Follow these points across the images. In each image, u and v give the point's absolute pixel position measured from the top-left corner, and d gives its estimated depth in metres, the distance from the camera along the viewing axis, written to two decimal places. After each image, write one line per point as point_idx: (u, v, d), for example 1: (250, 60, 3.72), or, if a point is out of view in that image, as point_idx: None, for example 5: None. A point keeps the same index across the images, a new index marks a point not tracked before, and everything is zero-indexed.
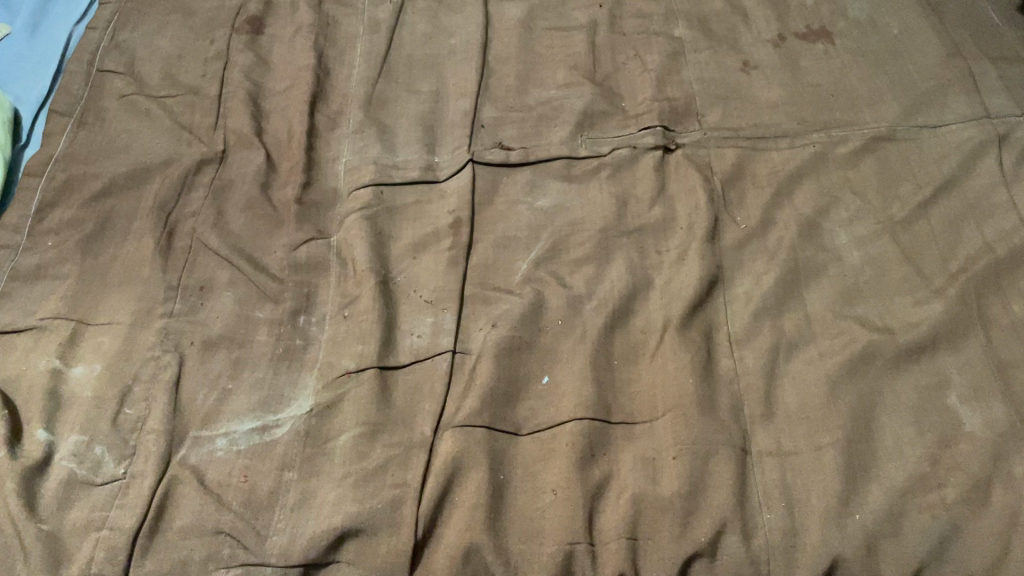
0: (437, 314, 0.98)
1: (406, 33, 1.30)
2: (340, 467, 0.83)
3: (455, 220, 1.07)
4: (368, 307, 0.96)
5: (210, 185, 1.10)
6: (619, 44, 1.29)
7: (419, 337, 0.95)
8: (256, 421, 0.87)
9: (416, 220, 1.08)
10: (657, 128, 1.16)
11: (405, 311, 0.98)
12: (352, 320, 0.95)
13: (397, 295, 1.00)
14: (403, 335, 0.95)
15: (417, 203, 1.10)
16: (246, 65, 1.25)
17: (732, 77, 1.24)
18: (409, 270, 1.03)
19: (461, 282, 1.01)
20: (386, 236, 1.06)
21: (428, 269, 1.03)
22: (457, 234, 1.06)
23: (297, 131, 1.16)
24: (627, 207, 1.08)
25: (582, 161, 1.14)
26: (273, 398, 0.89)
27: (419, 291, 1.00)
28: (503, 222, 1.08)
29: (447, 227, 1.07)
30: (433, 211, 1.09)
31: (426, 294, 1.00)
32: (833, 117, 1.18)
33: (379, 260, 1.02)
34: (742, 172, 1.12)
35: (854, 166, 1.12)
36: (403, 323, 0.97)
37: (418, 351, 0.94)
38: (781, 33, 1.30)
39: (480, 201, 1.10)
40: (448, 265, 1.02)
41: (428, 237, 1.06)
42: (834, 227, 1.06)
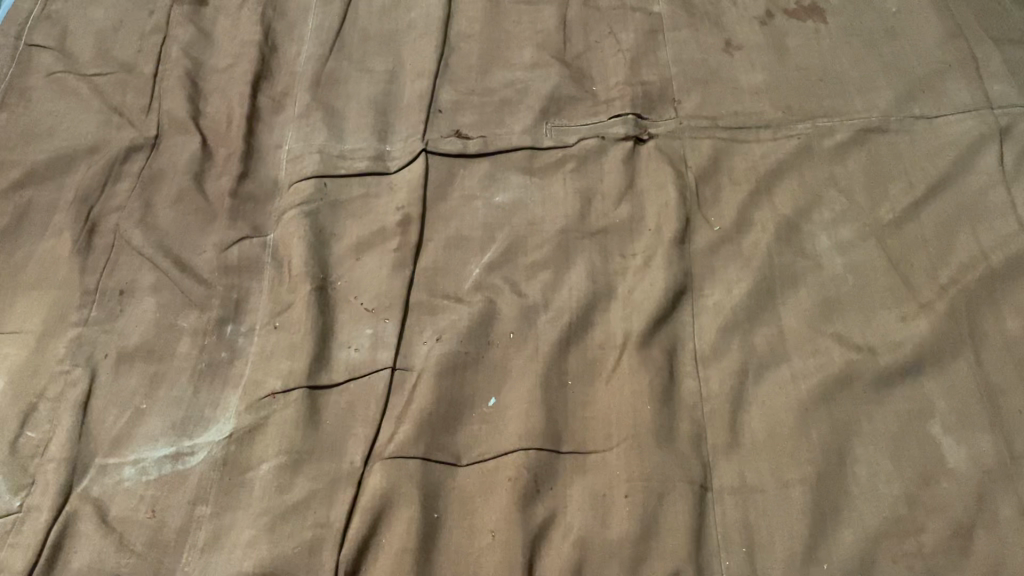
0: (378, 324, 0.89)
1: (362, 5, 1.20)
2: (259, 504, 0.76)
3: (404, 218, 0.98)
4: (301, 318, 0.88)
5: (139, 175, 1.01)
6: (592, 20, 1.19)
7: (356, 351, 0.87)
8: (170, 446, 0.80)
9: (362, 217, 0.99)
10: (629, 117, 1.07)
11: (343, 320, 0.90)
12: (284, 332, 0.87)
13: (336, 302, 0.91)
14: (340, 347, 0.87)
15: (365, 197, 1.01)
16: (186, 39, 1.15)
17: (714, 58, 1.14)
18: (352, 274, 0.94)
19: (407, 288, 0.92)
20: (328, 234, 0.98)
21: (372, 272, 0.94)
22: (405, 234, 0.97)
23: (236, 115, 1.07)
24: (592, 204, 1.00)
25: (545, 151, 1.05)
26: (190, 419, 0.82)
27: (360, 298, 0.92)
28: (456, 220, 0.99)
29: (395, 226, 0.98)
30: (381, 207, 1.00)
31: (367, 302, 0.91)
32: (820, 105, 1.08)
33: (318, 264, 0.94)
34: (719, 167, 1.03)
35: (841, 160, 1.03)
36: (341, 334, 0.89)
37: (354, 367, 0.86)
38: (769, 8, 1.20)
39: (432, 196, 1.01)
40: (394, 269, 0.94)
41: (374, 236, 0.97)
42: (816, 230, 0.97)
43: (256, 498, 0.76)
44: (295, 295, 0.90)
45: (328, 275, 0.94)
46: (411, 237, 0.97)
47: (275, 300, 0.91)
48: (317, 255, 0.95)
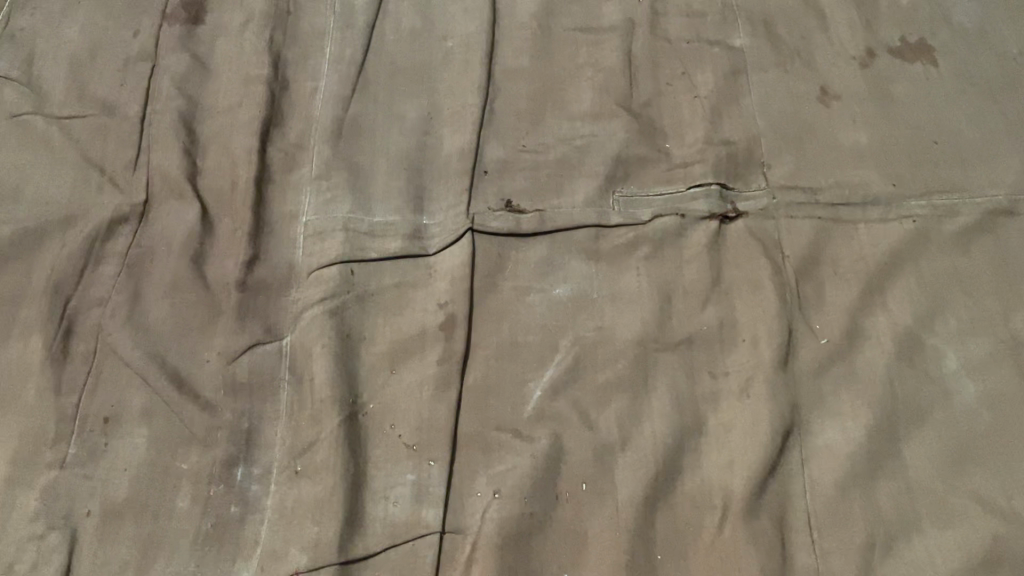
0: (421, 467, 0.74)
1: (388, 30, 1.00)
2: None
3: (447, 320, 0.82)
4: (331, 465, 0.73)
5: (125, 255, 0.83)
6: (662, 55, 1.00)
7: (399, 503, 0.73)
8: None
9: (396, 314, 0.83)
10: (712, 188, 0.91)
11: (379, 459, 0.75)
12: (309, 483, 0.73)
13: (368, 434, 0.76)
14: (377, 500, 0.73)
15: (399, 288, 0.84)
16: (178, 70, 0.95)
17: (808, 109, 0.96)
18: (386, 391, 0.78)
19: (454, 415, 0.77)
20: (355, 336, 0.81)
21: (413, 391, 0.78)
22: (450, 340, 0.80)
23: (242, 176, 0.88)
24: (672, 304, 0.83)
25: (613, 231, 0.88)
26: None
27: (399, 427, 0.76)
28: (511, 319, 0.83)
29: (437, 329, 0.81)
30: (419, 301, 0.83)
31: (407, 434, 0.76)
32: (937, 177, 0.91)
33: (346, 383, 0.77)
34: (821, 255, 0.86)
35: (966, 251, 0.87)
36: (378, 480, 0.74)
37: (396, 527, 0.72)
38: (870, 44, 1.01)
39: (480, 287, 0.84)
40: (438, 388, 0.78)
41: (410, 340, 0.81)
42: (941, 345, 0.81)
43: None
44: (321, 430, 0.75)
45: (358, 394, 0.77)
46: (457, 345, 0.80)
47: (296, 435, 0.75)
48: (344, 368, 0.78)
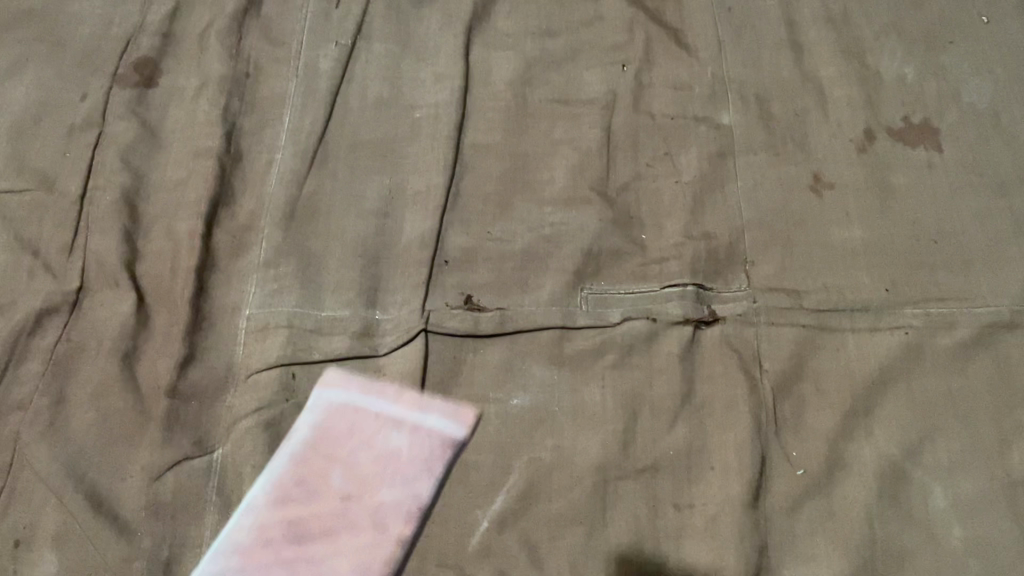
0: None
1: (353, 98, 0.95)
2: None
3: (389, 451, 0.76)
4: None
5: (53, 351, 0.78)
6: (644, 132, 0.93)
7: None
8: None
9: (328, 438, 0.76)
10: (688, 289, 0.84)
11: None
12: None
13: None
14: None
15: (333, 412, 0.77)
16: (125, 140, 0.89)
17: (798, 199, 0.89)
18: (313, 531, 0.72)
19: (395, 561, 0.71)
20: (278, 473, 0.74)
21: (348, 525, 0.72)
22: (391, 473, 0.75)
23: (184, 264, 0.83)
24: (638, 422, 0.77)
25: (579, 333, 0.82)
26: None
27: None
28: (452, 439, 0.76)
29: (375, 461, 0.75)
30: (358, 426, 0.77)
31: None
32: (934, 282, 0.84)
33: (267, 532, 0.71)
34: (803, 370, 0.79)
35: (961, 369, 0.79)
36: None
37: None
38: (869, 126, 0.93)
39: (419, 408, 0.77)
40: (377, 529, 0.72)
41: (346, 472, 0.74)
42: (927, 480, 0.74)
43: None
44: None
45: (278, 545, 0.71)
46: (396, 480, 0.74)
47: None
48: (269, 514, 0.72)
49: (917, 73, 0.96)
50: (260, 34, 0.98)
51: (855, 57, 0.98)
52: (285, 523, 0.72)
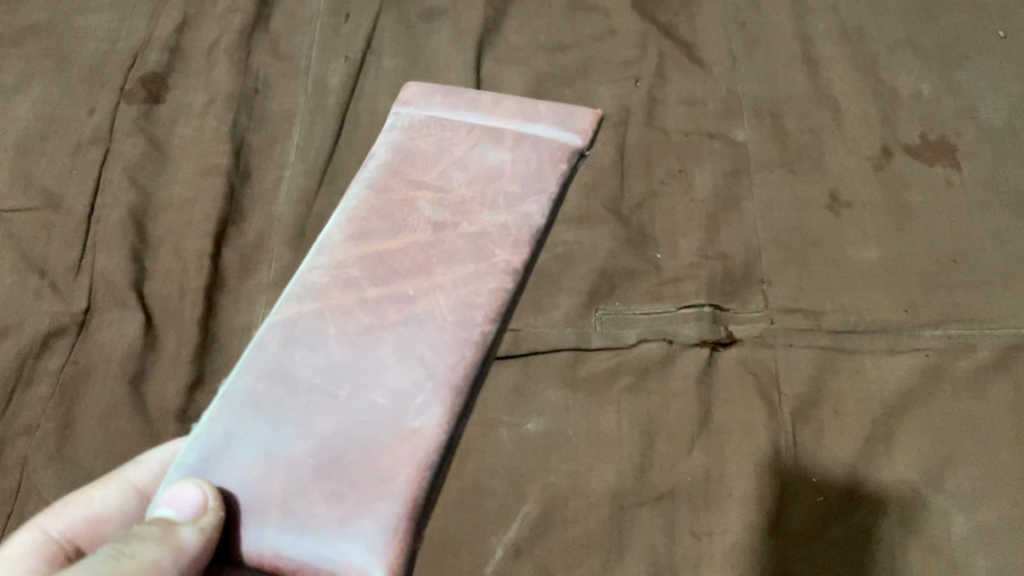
0: (457, 376, 0.61)
1: (363, 115, 0.94)
2: (135, 487, 0.64)
3: (487, 170, 0.71)
4: (336, 415, 0.58)
5: (60, 373, 0.76)
6: (658, 150, 0.92)
7: (408, 482, 0.56)
8: (304, 531, 0.53)
9: (412, 160, 0.72)
10: (705, 309, 0.83)
11: (392, 395, 0.59)
12: (307, 435, 0.57)
13: (368, 371, 0.60)
14: (393, 491, 0.55)
15: (411, 134, 0.74)
16: (132, 157, 0.88)
17: (814, 218, 0.87)
18: (398, 270, 0.64)
19: (503, 292, 0.65)
20: (353, 206, 0.69)
21: (443, 256, 0.66)
22: (492, 193, 0.70)
23: (193, 284, 0.82)
24: (654, 447, 0.76)
25: (594, 355, 0.81)
26: (211, 460, 0.56)
27: (424, 326, 0.62)
28: (566, 146, 0.74)
29: (470, 186, 0.70)
30: (450, 158, 0.72)
31: (431, 346, 0.61)
32: (954, 303, 0.82)
33: (345, 270, 0.65)
34: (822, 393, 0.78)
35: (983, 393, 0.77)
36: (400, 419, 0.58)
37: (406, 515, 0.55)
38: (886, 143, 0.91)
39: (521, 120, 0.75)
40: (471, 281, 0.65)
41: (438, 197, 0.69)
42: (949, 507, 0.73)
43: (89, 499, 0.63)
44: (306, 370, 0.60)
45: (360, 287, 0.64)
46: (497, 203, 0.69)
47: (287, 353, 0.60)
48: (346, 250, 0.66)
49: (934, 89, 0.95)
50: (269, 50, 0.97)
51: (871, 73, 0.96)
52: (366, 257, 0.65)
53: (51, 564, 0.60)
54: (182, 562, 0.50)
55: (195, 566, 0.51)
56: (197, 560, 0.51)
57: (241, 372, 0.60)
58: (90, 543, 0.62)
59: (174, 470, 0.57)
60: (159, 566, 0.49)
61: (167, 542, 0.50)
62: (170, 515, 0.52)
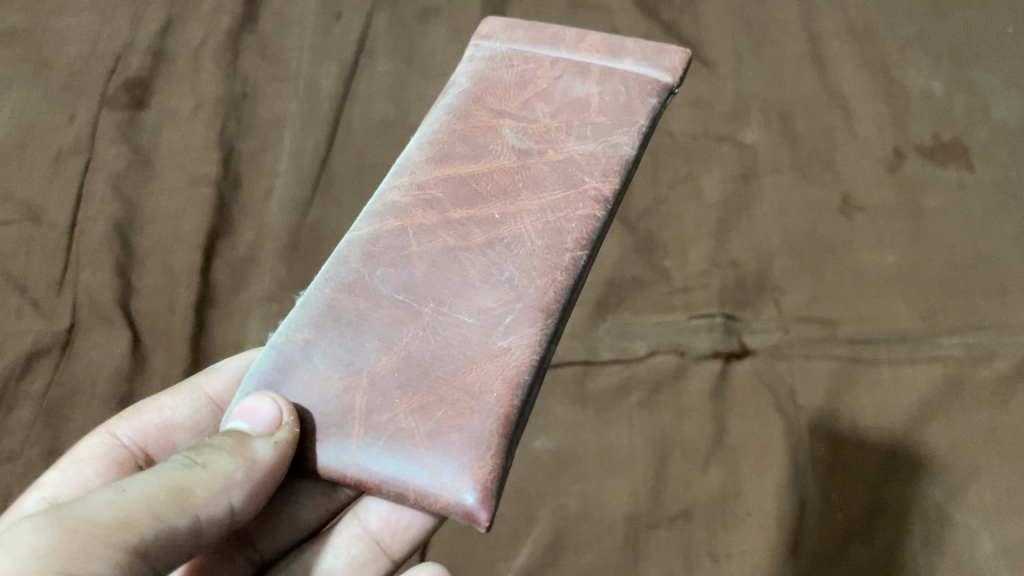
0: (551, 302, 0.51)
1: (358, 119, 0.90)
2: (208, 394, 0.62)
3: (574, 99, 0.60)
4: (419, 329, 0.50)
5: (43, 395, 0.72)
6: (664, 155, 0.89)
7: (499, 401, 0.47)
8: (389, 445, 0.46)
9: (494, 89, 0.62)
10: (717, 319, 0.80)
11: (477, 317, 0.50)
12: (387, 348, 0.49)
13: (452, 299, 0.51)
14: (482, 408, 0.47)
15: (493, 66, 0.63)
16: (117, 166, 0.84)
17: (827, 223, 0.85)
18: (483, 190, 0.55)
19: (592, 220, 0.55)
20: (433, 130, 0.60)
21: (531, 180, 0.56)
22: (578, 123, 0.59)
23: (183, 300, 0.78)
24: (668, 466, 0.73)
25: (603, 367, 0.78)
26: (284, 372, 0.49)
27: (511, 251, 0.53)
28: (656, 82, 0.62)
29: (554, 115, 0.59)
30: (536, 86, 0.61)
31: (520, 268, 0.52)
32: (973, 310, 0.79)
33: (427, 192, 0.56)
34: (839, 406, 0.75)
35: (1004, 404, 0.74)
36: (486, 339, 0.49)
37: (498, 438, 0.46)
38: (898, 144, 0.89)
39: (609, 54, 0.63)
40: (565, 185, 0.56)
41: (523, 117, 0.59)
42: (972, 523, 0.70)
43: (160, 405, 0.61)
44: (386, 287, 0.51)
45: (441, 206, 0.55)
46: (586, 131, 0.58)
47: (370, 268, 0.52)
48: (427, 172, 0.57)
49: (945, 88, 0.92)
50: (259, 53, 0.94)
51: (881, 71, 0.93)
52: (450, 178, 0.56)
53: (119, 471, 0.58)
54: (255, 476, 0.44)
55: (266, 483, 0.45)
56: (269, 476, 0.45)
57: (318, 285, 0.52)
58: (161, 451, 0.61)
59: (247, 379, 0.49)
60: (231, 479, 0.43)
61: (239, 453, 0.44)
62: (241, 428, 0.45)
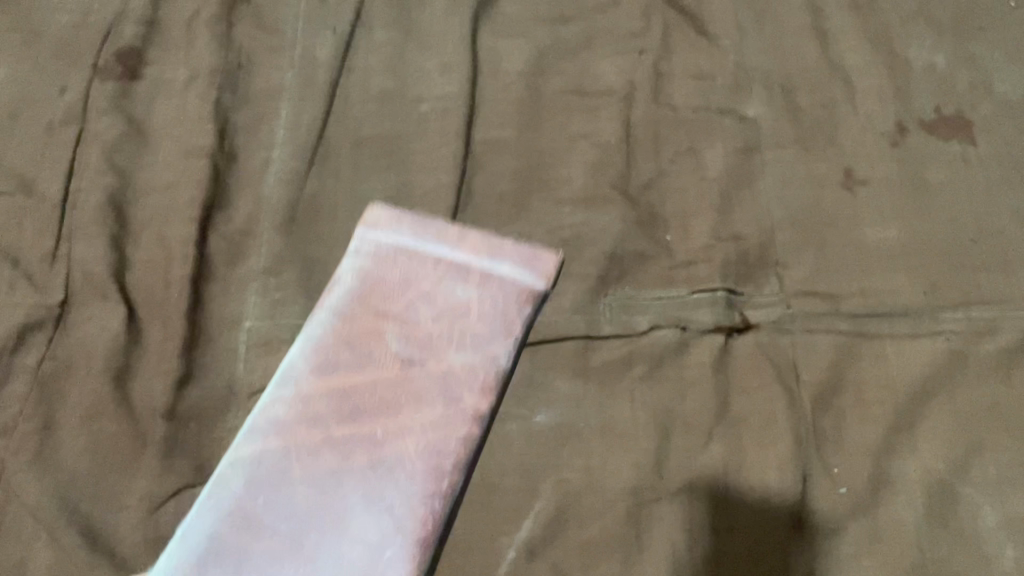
0: None
1: (354, 90, 0.89)
2: None
3: (422, 424, 0.62)
4: (325, 535, 0.58)
5: (37, 369, 0.72)
6: (665, 127, 0.88)
7: None
8: None
9: (352, 393, 0.64)
10: (719, 294, 0.79)
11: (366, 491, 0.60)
12: None
13: (328, 547, 0.58)
14: None
15: (377, 261, 0.70)
16: (110, 138, 0.83)
17: (829, 197, 0.84)
18: (324, 473, 0.61)
19: (432, 522, 0.59)
20: (280, 400, 0.64)
21: (377, 465, 0.61)
22: (411, 409, 0.63)
23: (178, 274, 0.77)
24: (672, 440, 0.72)
25: (604, 342, 0.77)
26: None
27: (392, 475, 0.60)
28: (479, 407, 0.63)
29: (415, 479, 0.60)
30: (395, 363, 0.65)
31: (360, 555, 0.57)
32: (976, 284, 0.79)
33: (291, 449, 0.62)
34: (842, 380, 0.75)
35: (1007, 378, 0.74)
36: None
37: None
38: (900, 118, 0.88)
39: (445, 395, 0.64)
40: (396, 486, 0.60)
41: (381, 385, 0.64)
42: (976, 496, 0.70)
43: None
44: (258, 544, 0.58)
45: (295, 465, 0.61)
46: (418, 449, 0.61)
47: (244, 536, 0.58)
48: (278, 441, 0.62)
49: (948, 62, 0.91)
50: (253, 22, 0.92)
51: (883, 44, 0.92)
52: (326, 399, 0.64)
53: None
54: None
55: None
56: None
57: (193, 518, 0.60)
58: None
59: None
60: None
61: None
62: None
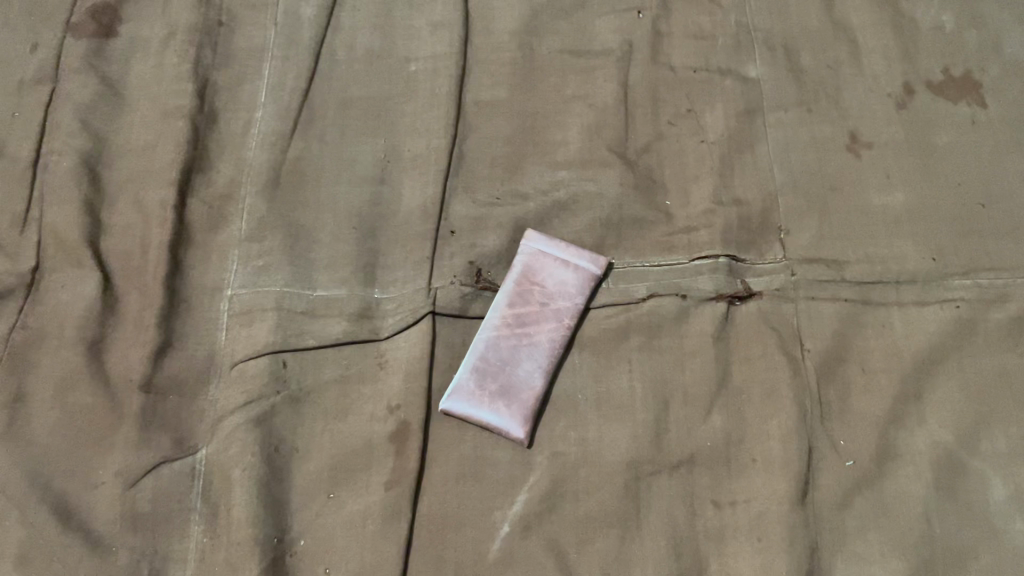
0: (549, 363, 0.70)
1: (340, 50, 0.85)
2: None
3: (532, 342, 0.71)
4: (523, 349, 0.70)
5: (8, 339, 0.69)
6: (664, 88, 0.85)
7: (538, 371, 0.70)
8: (495, 367, 0.70)
9: (490, 354, 0.70)
10: (720, 261, 0.76)
11: (520, 380, 0.69)
12: (497, 375, 0.69)
13: (528, 346, 0.70)
14: (530, 363, 0.70)
15: (494, 343, 0.71)
16: (84, 98, 0.79)
17: (834, 160, 0.81)
18: (503, 343, 0.71)
19: (554, 354, 0.70)
20: (469, 385, 0.69)
21: (524, 329, 0.71)
22: (529, 338, 0.71)
23: (156, 239, 0.74)
24: (670, 411, 0.70)
25: (600, 312, 0.74)
26: None
27: (534, 342, 0.71)
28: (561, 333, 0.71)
29: (529, 328, 0.71)
30: (535, 269, 0.74)
31: (536, 346, 0.70)
32: (985, 250, 0.76)
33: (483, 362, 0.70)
34: (847, 349, 0.72)
35: (1016, 347, 0.72)
36: (533, 366, 0.70)
37: (544, 373, 0.70)
38: (907, 79, 0.85)
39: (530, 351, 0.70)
40: (537, 340, 0.71)
41: (550, 308, 0.72)
42: (985, 468, 0.68)
43: None
44: (496, 384, 0.69)
45: (490, 353, 0.70)
46: (533, 350, 0.70)
47: None
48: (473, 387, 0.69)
49: (956, 22, 0.88)
50: None
51: (890, 2, 0.89)
52: (516, 323, 0.71)
53: None
54: None
55: None
56: None
57: None
58: None
59: None
60: None
61: None
62: None
